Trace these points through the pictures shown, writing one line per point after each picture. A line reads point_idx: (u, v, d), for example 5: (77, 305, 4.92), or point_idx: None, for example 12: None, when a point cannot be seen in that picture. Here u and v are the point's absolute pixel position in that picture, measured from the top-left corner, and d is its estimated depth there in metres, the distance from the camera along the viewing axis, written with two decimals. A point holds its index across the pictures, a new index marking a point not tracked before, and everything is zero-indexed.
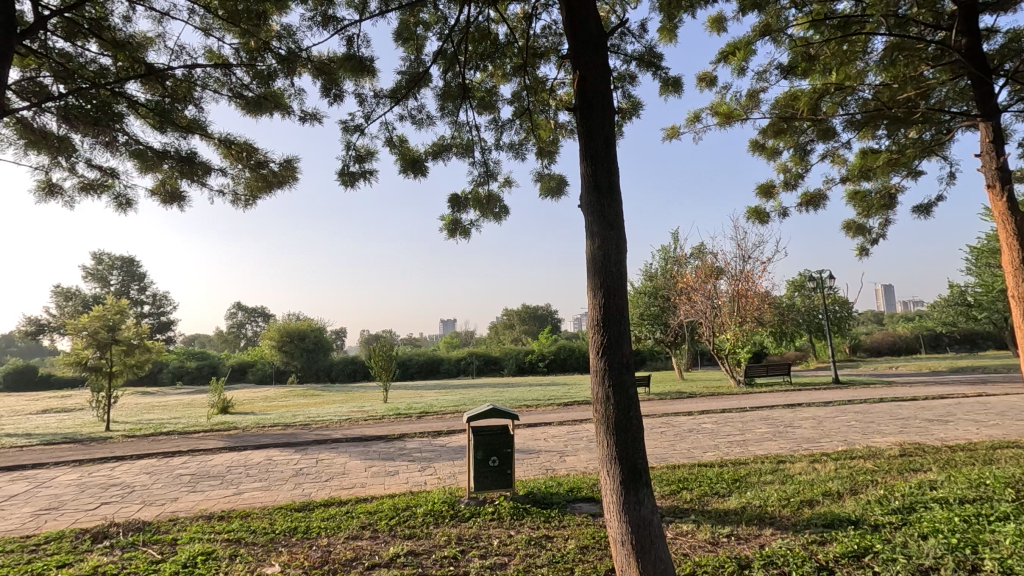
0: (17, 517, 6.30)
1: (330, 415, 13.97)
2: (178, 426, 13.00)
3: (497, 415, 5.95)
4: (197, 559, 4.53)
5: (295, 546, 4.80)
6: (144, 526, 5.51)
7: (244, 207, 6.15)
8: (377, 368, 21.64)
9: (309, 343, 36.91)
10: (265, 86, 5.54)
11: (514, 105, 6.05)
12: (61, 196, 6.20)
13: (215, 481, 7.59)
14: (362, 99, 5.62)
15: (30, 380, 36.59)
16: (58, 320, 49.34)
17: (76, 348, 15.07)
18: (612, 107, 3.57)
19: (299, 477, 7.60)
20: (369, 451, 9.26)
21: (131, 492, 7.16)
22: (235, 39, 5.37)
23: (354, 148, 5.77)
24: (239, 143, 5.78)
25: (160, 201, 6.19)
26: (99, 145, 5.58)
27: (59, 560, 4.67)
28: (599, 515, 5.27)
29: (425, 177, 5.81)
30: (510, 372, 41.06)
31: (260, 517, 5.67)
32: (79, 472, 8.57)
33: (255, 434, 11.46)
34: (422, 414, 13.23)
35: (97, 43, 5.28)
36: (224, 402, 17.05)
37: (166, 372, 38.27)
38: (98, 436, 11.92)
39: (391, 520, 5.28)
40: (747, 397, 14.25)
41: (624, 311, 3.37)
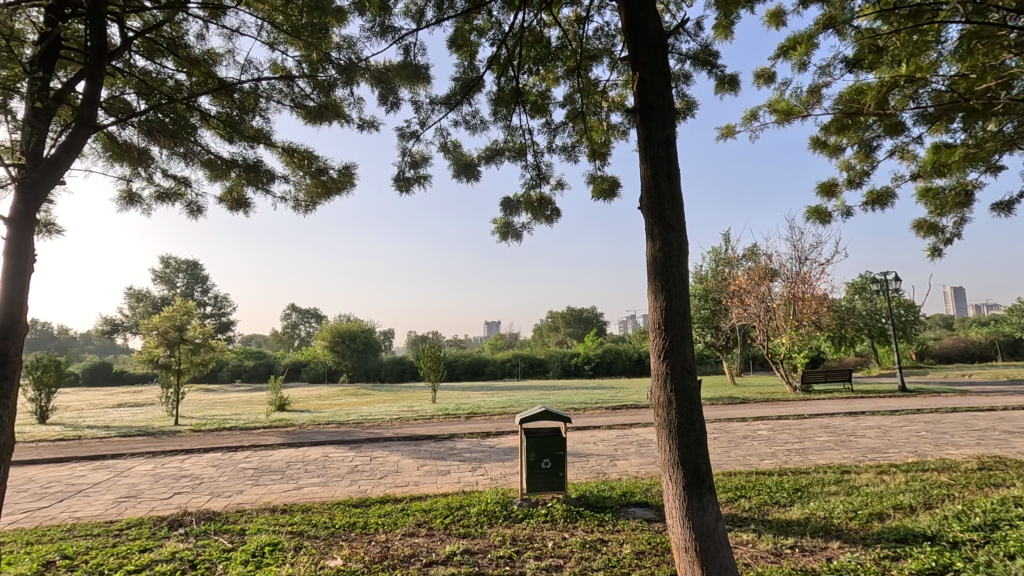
0: (101, 504, 6.77)
1: (382, 414, 14.32)
2: (240, 422, 13.65)
3: (549, 417, 5.96)
4: (265, 549, 4.75)
5: (355, 541, 4.96)
6: (213, 516, 5.81)
7: (306, 212, 6.39)
8: (426, 369, 21.97)
9: (360, 343, 37.92)
10: (325, 96, 5.75)
11: (566, 107, 6.05)
12: (140, 205, 6.63)
13: (276, 475, 7.92)
14: (418, 105, 5.73)
15: (106, 375, 39.19)
16: (131, 320, 52.73)
17: (148, 346, 16.05)
18: (673, 108, 3.53)
19: (355, 473, 7.83)
20: (420, 450, 9.46)
21: (200, 483, 7.56)
22: (299, 52, 5.60)
23: (409, 154, 5.91)
24: (301, 151, 6.01)
25: (228, 208, 6.52)
26: (174, 156, 5.94)
27: (140, 545, 4.98)
28: (654, 521, 5.19)
29: (477, 181, 5.88)
30: (555, 375, 40.94)
31: (321, 511, 5.88)
32: (154, 464, 9.12)
33: (311, 431, 11.87)
34: (470, 415, 13.38)
35: (174, 61, 5.61)
36: (281, 400, 17.76)
37: (226, 370, 40.19)
38: (169, 430, 12.65)
39: (446, 519, 5.37)
40: (805, 404, 13.65)
41: (686, 314, 3.34)
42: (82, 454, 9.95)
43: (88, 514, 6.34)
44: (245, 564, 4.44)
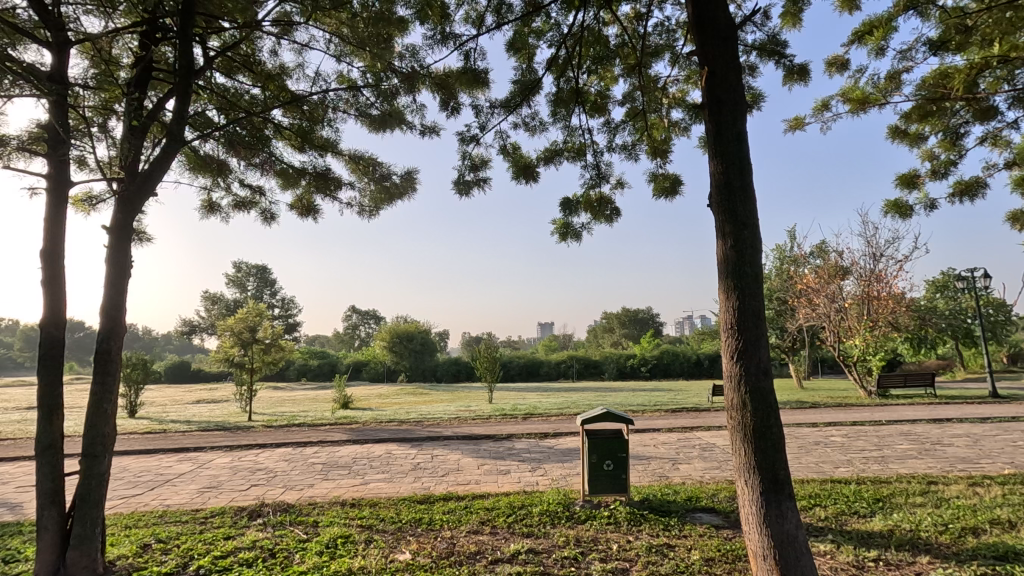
0: (187, 493, 7.27)
1: (441, 413, 14.60)
2: (308, 418, 14.29)
3: (612, 419, 5.89)
4: (337, 541, 4.96)
5: (422, 536, 5.09)
6: (288, 508, 6.12)
7: (370, 217, 6.63)
8: (482, 369, 22.19)
9: (417, 343, 38.83)
10: (388, 104, 5.95)
11: (626, 105, 5.99)
12: (219, 213, 7.08)
13: (344, 470, 8.24)
14: (478, 110, 5.84)
15: (185, 373, 42.02)
16: (207, 321, 56.28)
17: (224, 346, 17.08)
18: (744, 102, 3.44)
19: (418, 471, 8.04)
20: (479, 449, 9.59)
21: (274, 476, 7.98)
22: (364, 62, 5.81)
23: (469, 158, 6.01)
24: (366, 158, 6.25)
25: (298, 214, 6.86)
26: (251, 166, 6.31)
27: (224, 532, 5.31)
28: (723, 528, 5.03)
29: (536, 182, 5.91)
30: (610, 376, 40.42)
31: (388, 507, 6.07)
32: (232, 456, 9.70)
33: (374, 428, 12.27)
34: (528, 415, 13.43)
35: (250, 76, 5.94)
36: (345, 398, 18.46)
37: (292, 369, 42.11)
38: (244, 425, 13.41)
39: (509, 518, 5.41)
40: (883, 410, 12.84)
41: (761, 314, 3.24)
42: (169, 446, 10.72)
43: (177, 502, 6.82)
44: (320, 555, 4.65)
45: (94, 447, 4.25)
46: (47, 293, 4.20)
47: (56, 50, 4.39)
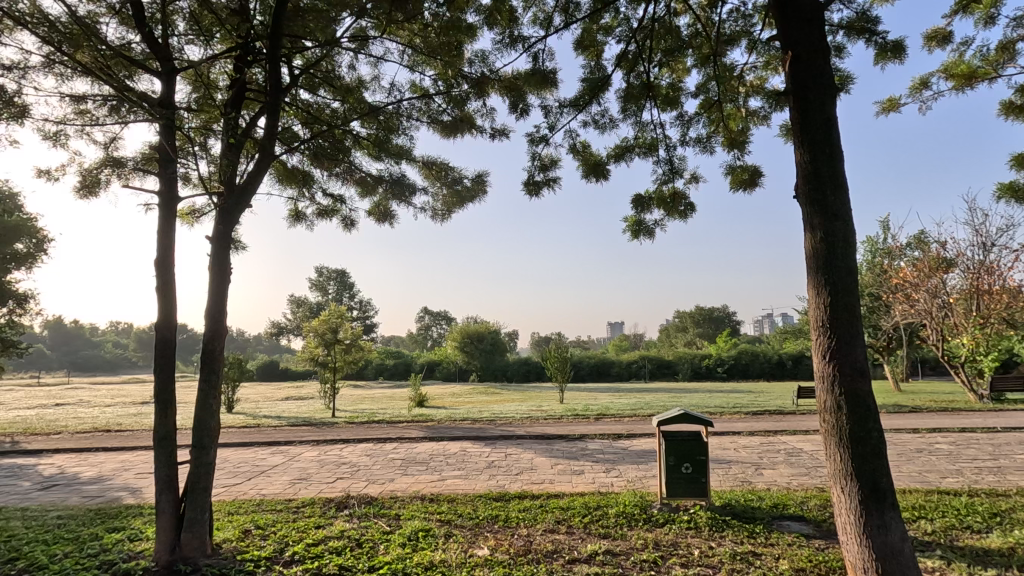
0: (280, 484, 7.80)
1: (513, 412, 14.75)
2: (386, 416, 14.89)
3: (689, 420, 5.72)
4: (419, 534, 5.14)
5: (499, 533, 5.18)
6: (372, 501, 6.41)
7: (443, 220, 6.83)
8: (552, 369, 22.15)
9: (488, 343, 39.49)
10: (460, 110, 6.10)
11: (699, 97, 5.80)
12: (304, 221, 7.55)
13: (421, 467, 8.52)
14: (547, 110, 5.85)
15: (274, 371, 45.05)
16: (293, 323, 60.02)
17: (309, 346, 18.15)
18: (832, 85, 3.26)
19: (492, 468, 8.17)
20: (552, 448, 9.61)
21: (357, 470, 8.39)
22: (436, 71, 5.98)
23: (538, 158, 6.04)
24: (439, 164, 6.42)
25: (376, 220, 7.19)
26: (333, 176, 6.68)
27: (315, 521, 5.65)
28: (813, 537, 4.75)
29: (607, 181, 5.84)
30: (684, 377, 39.18)
31: (465, 503, 6.22)
32: (318, 451, 10.29)
33: (448, 426, 12.60)
34: (600, 416, 13.29)
35: (330, 91, 6.28)
36: (421, 397, 19.07)
37: (370, 368, 44.00)
38: (328, 421, 14.18)
39: (585, 518, 5.39)
40: (997, 416, 11.62)
41: (856, 310, 3.08)
42: (263, 440, 11.53)
43: (272, 492, 7.33)
44: (403, 546, 4.85)
45: (202, 438, 4.64)
46: (163, 299, 4.65)
47: (165, 78, 4.85)
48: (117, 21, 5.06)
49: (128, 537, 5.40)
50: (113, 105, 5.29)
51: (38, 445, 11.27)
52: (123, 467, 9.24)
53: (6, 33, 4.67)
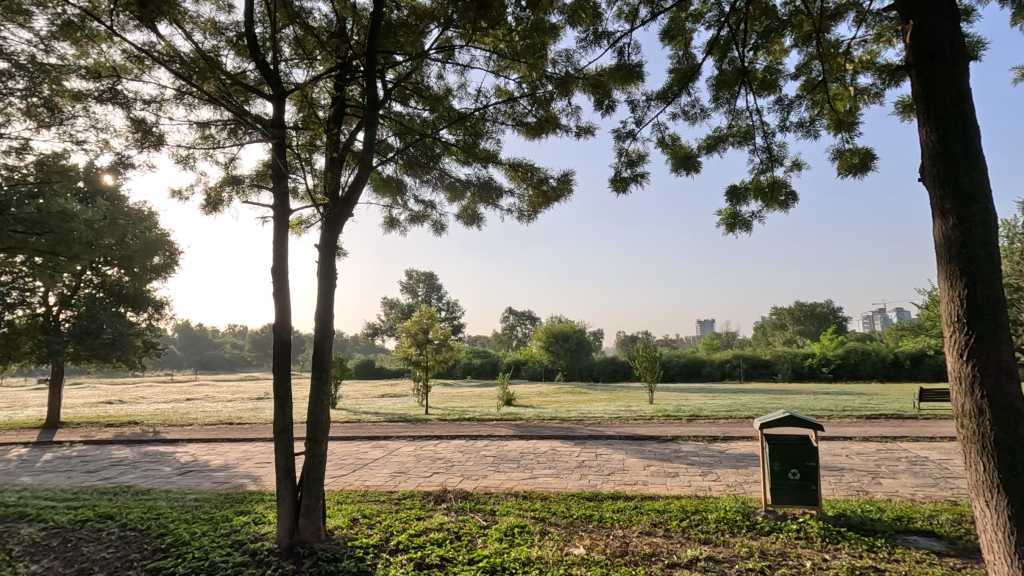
0: (382, 476, 8.25)
1: (602, 412, 14.57)
2: (476, 413, 15.29)
3: (796, 423, 5.37)
4: (514, 530, 5.24)
5: (594, 533, 5.15)
6: (467, 496, 6.62)
7: (529, 220, 6.92)
8: (641, 369, 21.63)
9: (573, 343, 39.41)
10: (544, 110, 6.14)
11: (799, 78, 5.43)
12: (398, 227, 7.94)
13: (513, 464, 8.66)
14: (634, 105, 5.68)
15: (370, 370, 47.68)
16: (386, 325, 63.22)
17: (403, 345, 19.04)
18: (963, 54, 2.98)
19: (583, 468, 8.14)
20: (644, 450, 9.40)
21: (452, 466, 8.68)
22: (520, 74, 6.07)
23: (625, 154, 5.94)
24: (525, 165, 6.49)
25: (465, 223, 7.42)
26: (424, 183, 6.97)
27: (416, 513, 5.92)
28: (947, 556, 4.29)
29: (698, 174, 5.62)
30: (784, 378, 36.81)
31: (558, 501, 6.25)
32: (414, 446, 10.76)
33: (537, 425, 12.70)
34: (693, 417, 12.82)
35: (419, 101, 6.52)
36: (508, 395, 19.37)
37: (459, 367, 45.32)
38: (422, 417, 14.77)
39: (683, 522, 5.23)
40: None
41: (999, 304, 2.78)
42: (364, 435, 12.25)
43: (374, 484, 7.77)
44: (500, 541, 4.97)
45: (315, 432, 5.02)
46: (280, 304, 5.09)
47: (275, 101, 5.30)
48: (235, 53, 5.61)
49: (253, 520, 5.95)
50: (231, 128, 5.85)
51: (176, 435, 12.70)
52: (245, 456, 10.19)
53: (146, 72, 5.33)
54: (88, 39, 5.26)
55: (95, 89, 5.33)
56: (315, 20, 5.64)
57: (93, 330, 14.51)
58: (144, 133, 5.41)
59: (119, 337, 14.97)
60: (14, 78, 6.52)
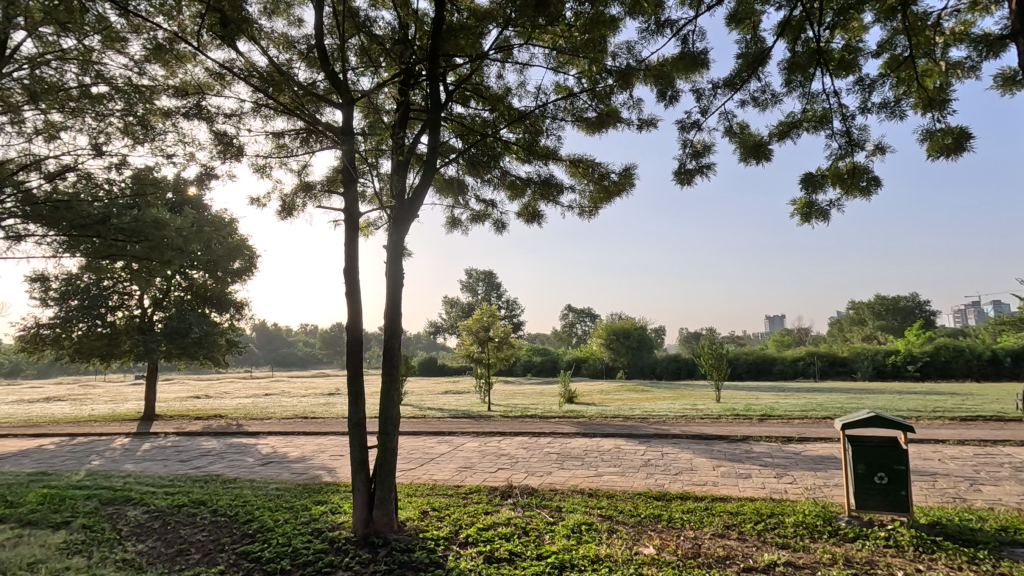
0: (448, 471, 8.44)
1: (667, 410, 14.24)
2: (538, 410, 15.35)
3: (882, 423, 5.03)
4: (582, 527, 5.22)
5: (663, 533, 5.05)
6: (533, 492, 6.66)
7: (590, 216, 6.86)
8: (707, 366, 20.93)
9: (635, 341, 38.74)
10: (604, 104, 6.07)
11: (882, 56, 5.07)
12: (460, 226, 8.08)
13: (577, 462, 8.63)
14: (699, 94, 5.43)
15: (433, 368, 48.84)
16: (448, 323, 64.54)
17: (465, 343, 19.35)
18: None
19: (650, 467, 7.98)
20: (713, 449, 9.11)
21: (516, 462, 8.75)
22: (579, 69, 6.02)
23: (690, 145, 5.68)
24: (585, 161, 6.43)
25: (525, 221, 7.45)
26: (485, 182, 7.06)
27: (483, 508, 6.02)
28: None
29: (769, 162, 5.34)
30: (864, 377, 34.63)
31: (625, 500, 6.17)
32: (478, 441, 10.92)
33: (600, 423, 12.58)
34: (765, 416, 12.29)
35: (478, 102, 6.57)
36: (570, 392, 19.29)
37: (519, 365, 45.62)
38: (485, 414, 14.99)
39: (758, 525, 5.03)
40: None
41: None
42: (429, 430, 12.56)
43: (442, 478, 7.96)
44: (568, 538, 4.96)
45: (387, 426, 5.20)
46: (351, 303, 5.30)
47: (345, 108, 5.52)
48: (306, 64, 5.89)
49: (330, 509, 6.24)
50: (303, 137, 6.15)
51: (257, 428, 13.51)
52: (319, 448, 10.71)
53: (227, 87, 5.69)
54: (176, 60, 5.69)
55: (183, 106, 5.76)
56: (380, 28, 5.84)
57: (183, 330, 15.67)
58: (226, 145, 5.79)
59: (205, 336, 16.10)
60: (113, 99, 7.14)
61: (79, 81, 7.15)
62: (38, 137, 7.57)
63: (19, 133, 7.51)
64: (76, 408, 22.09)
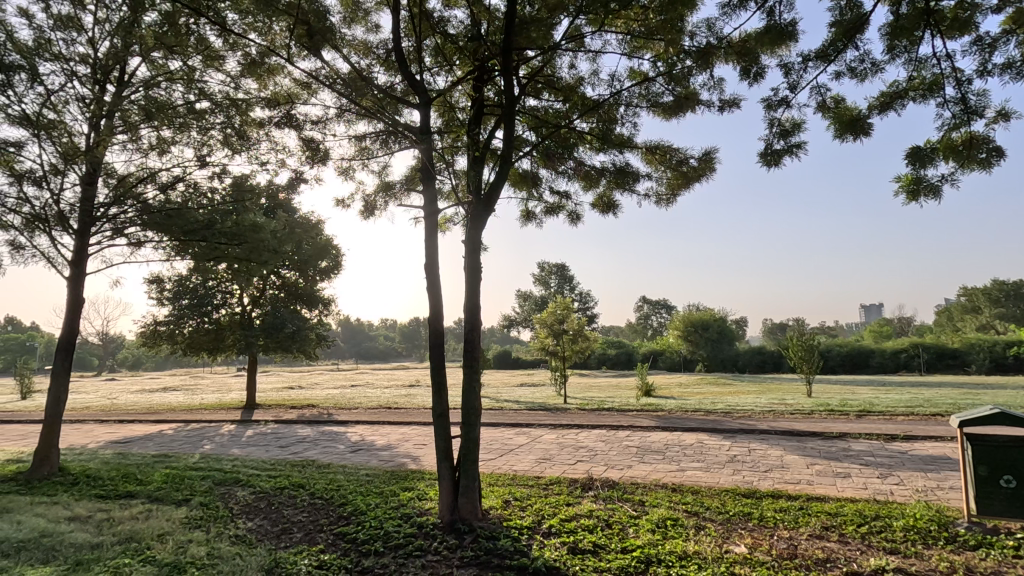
0: (528, 462, 8.54)
1: (752, 405, 13.59)
2: (615, 404, 15.16)
3: (1009, 421, 4.52)
4: (667, 522, 5.11)
5: (755, 532, 4.85)
6: (614, 485, 6.60)
7: (668, 204, 6.66)
8: (795, 359, 19.75)
9: (714, 333, 37.26)
10: (682, 87, 5.84)
11: (1005, 10, 4.51)
12: (535, 219, 8.10)
13: (658, 456, 8.44)
14: (787, 68, 5.07)
15: (508, 360, 49.50)
16: (521, 317, 65.08)
17: (541, 336, 19.44)
18: None
19: (736, 463, 7.66)
20: (805, 447, 8.60)
21: (595, 455, 8.69)
22: (655, 53, 5.82)
23: (777, 124, 5.34)
24: (662, 147, 6.24)
25: (600, 212, 7.35)
26: (559, 174, 7.03)
27: (564, 499, 6.04)
28: None
29: (869, 137, 4.93)
30: (979, 371, 31.37)
31: (711, 496, 5.97)
32: (556, 434, 10.96)
33: (680, 417, 12.23)
34: (864, 412, 11.44)
35: (550, 93, 6.52)
36: (647, 386, 18.90)
37: (593, 358, 45.20)
38: (561, 407, 15.01)
39: (861, 528, 4.71)
40: None
41: None
42: (507, 422, 12.75)
43: (522, 469, 8.06)
44: (653, 532, 4.88)
45: (469, 416, 5.33)
46: (432, 297, 5.47)
47: (422, 109, 5.67)
48: (384, 68, 6.11)
49: (417, 496, 6.50)
50: (383, 139, 6.39)
51: (346, 417, 14.29)
52: (403, 438, 11.16)
53: (313, 95, 6.02)
54: (268, 73, 6.08)
55: (275, 116, 6.15)
56: (453, 27, 5.94)
57: (278, 325, 16.88)
58: (313, 150, 6.13)
59: (298, 331, 17.23)
60: (214, 114, 7.75)
61: (185, 99, 7.83)
62: (152, 152, 8.37)
63: (137, 149, 8.34)
64: (189, 396, 24.39)
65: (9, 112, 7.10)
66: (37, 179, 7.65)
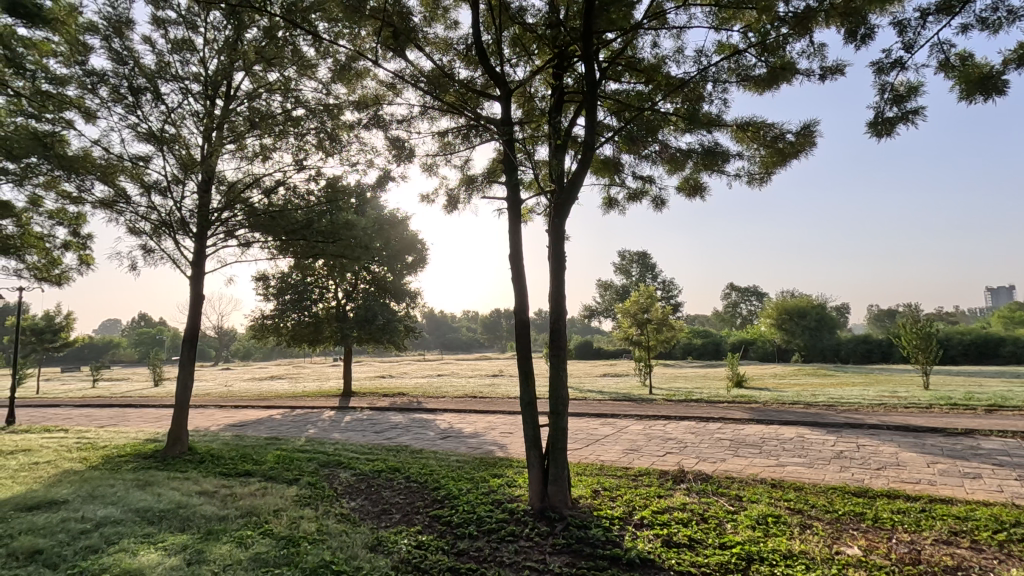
0: (615, 452, 8.44)
1: (859, 397, 12.56)
2: (705, 395, 14.60)
3: None
4: (768, 519, 4.85)
5: (869, 533, 4.50)
6: (707, 478, 6.37)
7: (761, 184, 6.27)
8: (909, 348, 18.00)
9: (812, 321, 34.82)
10: (776, 58, 5.46)
11: None
12: (617, 206, 7.93)
13: (755, 449, 8.04)
14: (900, 26, 4.59)
15: (590, 351, 49.16)
16: (602, 307, 64.28)
17: (624, 326, 19.08)
18: None
19: (842, 460, 7.13)
20: (925, 443, 7.83)
21: (686, 447, 8.43)
22: (746, 24, 5.48)
23: (890, 89, 4.86)
24: (754, 124, 5.87)
25: (686, 195, 7.06)
26: (642, 159, 6.83)
27: (656, 491, 5.91)
28: None
29: (1004, 96, 4.36)
30: None
31: (817, 494, 5.60)
32: (643, 425, 10.73)
33: (777, 410, 11.54)
34: (994, 407, 10.23)
35: (632, 75, 6.32)
36: (739, 377, 18.04)
37: (679, 349, 43.78)
38: (647, 398, 14.70)
39: (996, 535, 4.23)
40: None
41: None
42: (593, 412, 12.64)
43: (610, 459, 7.98)
44: (753, 529, 4.66)
45: (557, 406, 5.35)
46: (517, 286, 5.52)
47: (503, 101, 5.71)
48: (465, 63, 6.20)
49: (507, 482, 6.63)
50: (464, 133, 6.49)
51: (434, 405, 14.84)
52: (490, 426, 11.41)
53: (398, 94, 6.23)
54: (356, 77, 6.37)
55: (364, 118, 6.43)
56: (532, 16, 5.90)
57: (369, 317, 17.79)
58: (400, 149, 6.36)
59: (388, 322, 18.06)
60: (309, 120, 8.26)
61: (283, 107, 8.39)
62: (256, 159, 9.06)
63: (244, 157, 9.06)
64: (293, 385, 26.37)
65: (139, 130, 7.96)
66: (163, 189, 8.54)
